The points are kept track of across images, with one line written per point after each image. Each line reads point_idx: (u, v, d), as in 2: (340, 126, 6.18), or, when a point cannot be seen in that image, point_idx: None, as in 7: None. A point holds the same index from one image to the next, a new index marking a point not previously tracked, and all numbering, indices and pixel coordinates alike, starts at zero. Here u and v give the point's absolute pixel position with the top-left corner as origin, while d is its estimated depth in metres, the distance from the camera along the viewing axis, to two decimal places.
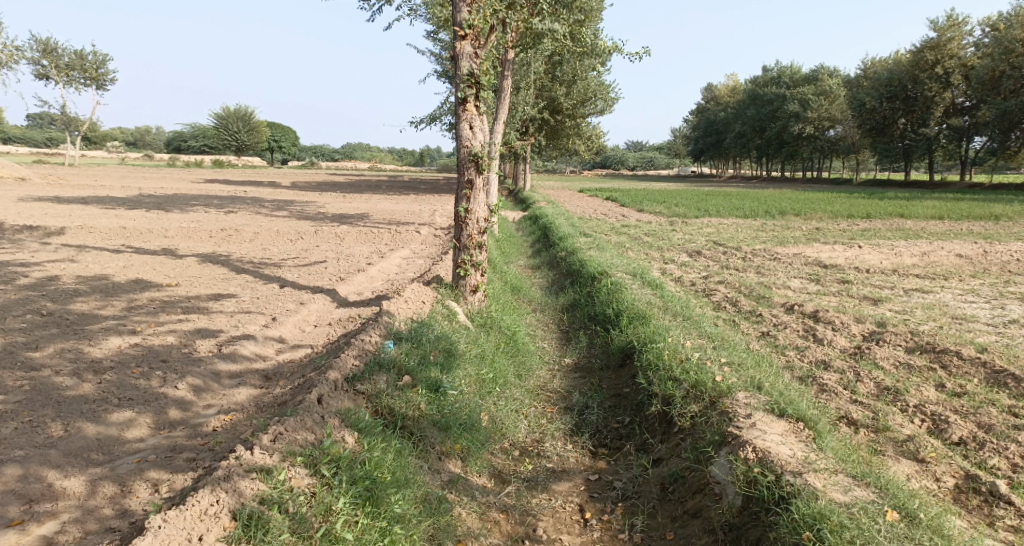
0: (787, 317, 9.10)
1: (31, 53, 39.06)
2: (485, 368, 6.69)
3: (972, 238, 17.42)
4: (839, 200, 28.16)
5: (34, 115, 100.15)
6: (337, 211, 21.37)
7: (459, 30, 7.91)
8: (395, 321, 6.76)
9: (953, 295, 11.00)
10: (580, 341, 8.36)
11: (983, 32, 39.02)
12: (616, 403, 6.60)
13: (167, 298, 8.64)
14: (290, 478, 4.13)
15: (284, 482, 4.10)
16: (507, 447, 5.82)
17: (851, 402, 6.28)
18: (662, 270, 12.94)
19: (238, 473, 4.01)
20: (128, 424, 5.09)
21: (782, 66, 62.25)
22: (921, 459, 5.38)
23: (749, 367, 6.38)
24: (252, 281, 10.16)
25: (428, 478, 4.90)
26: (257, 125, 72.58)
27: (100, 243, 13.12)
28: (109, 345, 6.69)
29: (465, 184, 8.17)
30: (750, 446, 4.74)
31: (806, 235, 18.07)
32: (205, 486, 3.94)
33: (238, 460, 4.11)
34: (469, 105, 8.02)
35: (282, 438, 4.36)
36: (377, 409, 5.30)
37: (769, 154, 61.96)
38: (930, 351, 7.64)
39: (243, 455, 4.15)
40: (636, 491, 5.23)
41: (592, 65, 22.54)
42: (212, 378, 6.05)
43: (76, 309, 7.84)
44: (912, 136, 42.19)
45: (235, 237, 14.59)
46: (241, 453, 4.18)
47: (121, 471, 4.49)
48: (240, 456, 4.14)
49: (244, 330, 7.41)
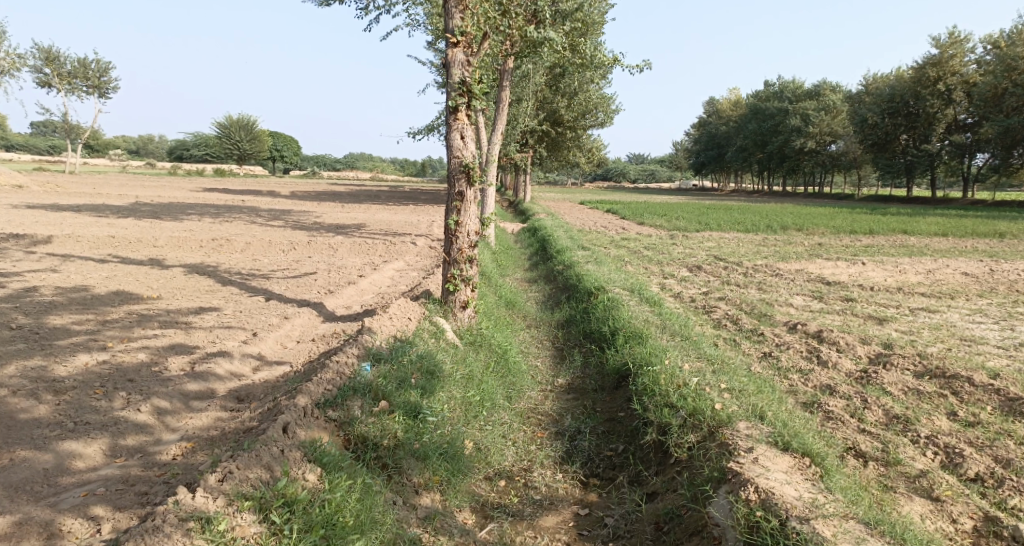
0: (789, 336, 8.75)
1: (33, 60, 38.90)
2: (472, 390, 6.31)
3: (977, 256, 17.06)
4: (841, 215, 27.78)
5: (37, 121, 100.10)
6: (334, 221, 21.07)
7: (450, 37, 7.55)
8: (375, 339, 6.38)
9: (960, 316, 10.63)
10: (574, 360, 7.97)
11: (985, 49, 38.85)
12: (610, 428, 6.22)
13: (146, 311, 8.29)
14: (234, 527, 3.79)
15: (227, 532, 3.75)
16: (492, 476, 5.44)
17: (858, 431, 5.92)
18: (661, 285, 12.57)
19: (172, 523, 3.66)
20: (80, 453, 4.76)
21: (784, 81, 61.96)
22: (935, 497, 5.02)
23: (751, 394, 5.98)
24: (237, 293, 9.80)
25: (401, 516, 4.52)
26: (259, 134, 72.44)
27: (87, 252, 12.76)
28: (75, 362, 6.33)
29: (455, 197, 7.78)
30: (752, 487, 4.36)
31: (808, 250, 17.71)
32: (132, 537, 3.58)
33: (176, 505, 3.77)
34: (460, 114, 7.64)
35: (231, 478, 4.00)
36: (350, 438, 4.96)
37: (770, 168, 61.79)
38: (940, 376, 7.26)
39: (183, 499, 3.80)
40: (629, 529, 4.85)
41: (592, 77, 22.18)
42: (180, 400, 5.69)
43: (49, 323, 7.50)
44: (914, 153, 41.95)
45: (226, 247, 14.24)
46: (183, 496, 3.83)
47: (63, 507, 4.18)
48: (179, 501, 3.78)
49: (221, 346, 7.04)
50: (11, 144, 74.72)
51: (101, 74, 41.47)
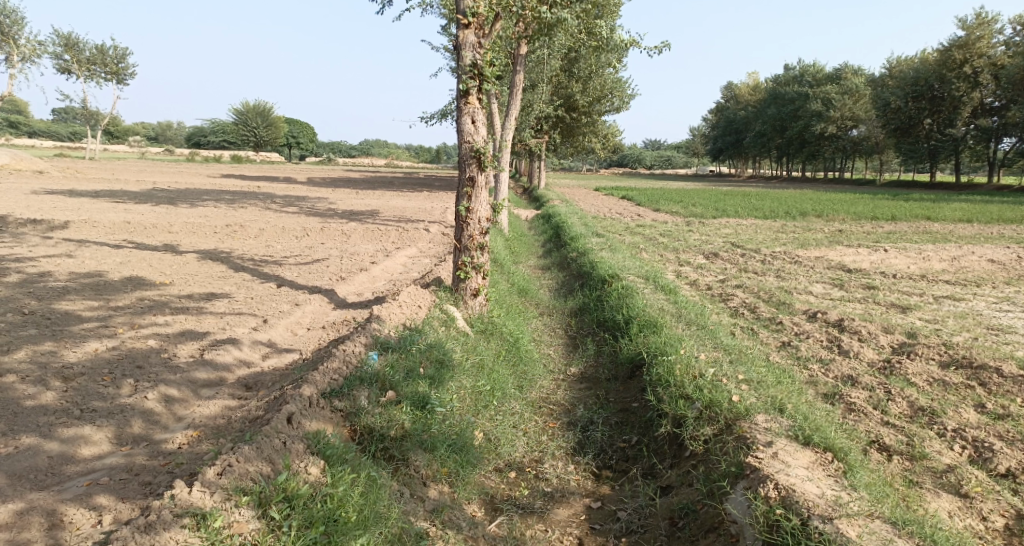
0: (810, 325, 8.52)
1: (53, 47, 39.04)
2: (482, 380, 6.18)
3: (1004, 243, 16.63)
4: (863, 201, 27.31)
5: (59, 109, 101.08)
6: (348, 208, 20.98)
7: (461, 18, 7.37)
8: (383, 328, 6.26)
9: (987, 304, 10.33)
10: (587, 349, 7.82)
11: (1014, 30, 37.89)
12: (623, 419, 6.07)
13: (157, 297, 8.21)
14: (231, 524, 3.68)
15: (224, 529, 3.65)
16: (502, 468, 5.31)
17: (881, 424, 5.73)
18: (677, 272, 12.36)
19: (167, 520, 3.56)
20: (86, 442, 4.71)
21: (804, 64, 60.87)
22: (964, 493, 4.82)
23: (770, 386, 5.78)
24: (249, 279, 9.71)
25: (407, 508, 4.41)
26: (276, 120, 72.55)
27: (102, 238, 12.75)
28: (85, 348, 6.26)
29: (465, 182, 7.59)
30: (772, 483, 4.18)
31: (829, 237, 17.36)
32: (124, 534, 3.48)
33: (172, 500, 3.68)
34: (471, 98, 7.45)
35: (230, 472, 3.89)
36: (356, 429, 4.86)
37: (790, 154, 60.91)
38: (966, 366, 7.03)
39: (179, 494, 3.71)
40: (643, 524, 4.70)
41: (608, 61, 21.88)
42: (189, 387, 5.61)
43: (60, 309, 7.44)
44: (938, 137, 41.10)
45: (240, 234, 14.18)
46: (180, 491, 3.74)
47: (66, 496, 4.11)
48: (175, 495, 3.69)
49: (231, 333, 6.95)
50: (33, 130, 75.39)
51: (118, 61, 41.59)
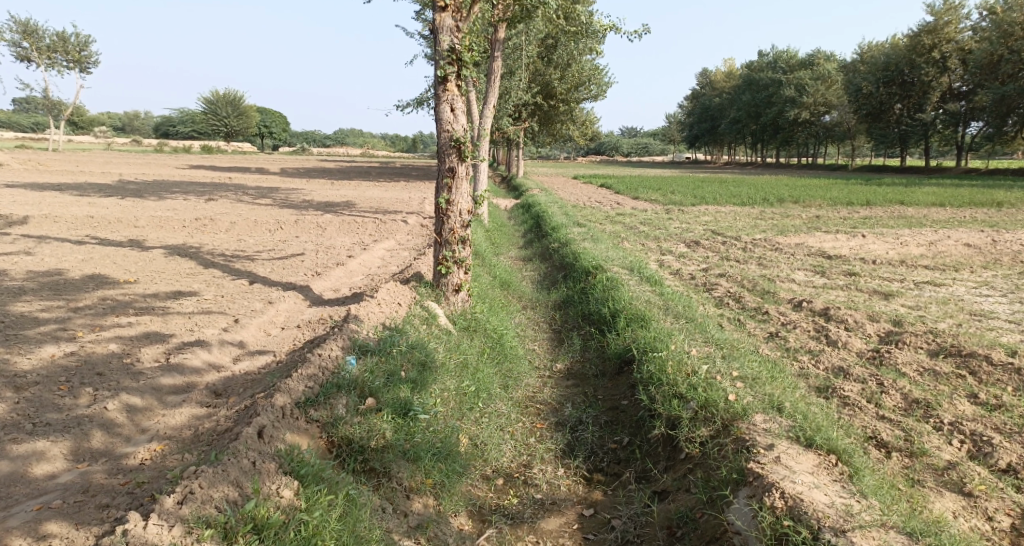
0: (795, 315, 8.38)
1: (10, 35, 37.72)
2: (467, 380, 5.92)
3: (978, 226, 16.70)
4: (837, 187, 27.43)
5: (20, 99, 98.29)
6: (323, 199, 20.50)
7: (438, 1, 7.03)
8: (362, 329, 5.93)
9: (966, 289, 10.29)
10: (573, 343, 7.59)
11: (981, 15, 38.25)
12: (613, 418, 5.84)
13: (121, 296, 7.80)
14: None
15: None
16: (490, 475, 5.07)
17: (877, 418, 5.57)
18: (659, 262, 12.19)
19: None
20: (38, 459, 4.38)
21: (777, 51, 61.11)
22: (968, 492, 4.67)
23: (765, 382, 5.58)
24: (220, 276, 9.32)
25: (390, 527, 4.17)
26: (247, 109, 71.20)
27: (64, 233, 12.22)
28: (41, 354, 5.87)
29: (445, 173, 7.28)
30: (777, 493, 3.99)
31: (806, 223, 17.32)
32: None
33: (128, 535, 3.38)
34: (450, 84, 7.13)
35: (191, 500, 3.61)
36: (333, 440, 4.58)
37: (764, 140, 61.25)
38: (955, 355, 6.91)
39: (136, 529, 3.41)
40: (638, 534, 4.48)
41: (585, 47, 21.59)
42: (153, 395, 5.26)
43: (15, 310, 7.02)
44: (908, 122, 41.52)
45: (210, 227, 13.72)
46: (134, 525, 3.44)
47: (13, 524, 3.77)
48: (131, 530, 3.39)
49: (199, 335, 6.59)
50: None
51: (80, 49, 40.28)
